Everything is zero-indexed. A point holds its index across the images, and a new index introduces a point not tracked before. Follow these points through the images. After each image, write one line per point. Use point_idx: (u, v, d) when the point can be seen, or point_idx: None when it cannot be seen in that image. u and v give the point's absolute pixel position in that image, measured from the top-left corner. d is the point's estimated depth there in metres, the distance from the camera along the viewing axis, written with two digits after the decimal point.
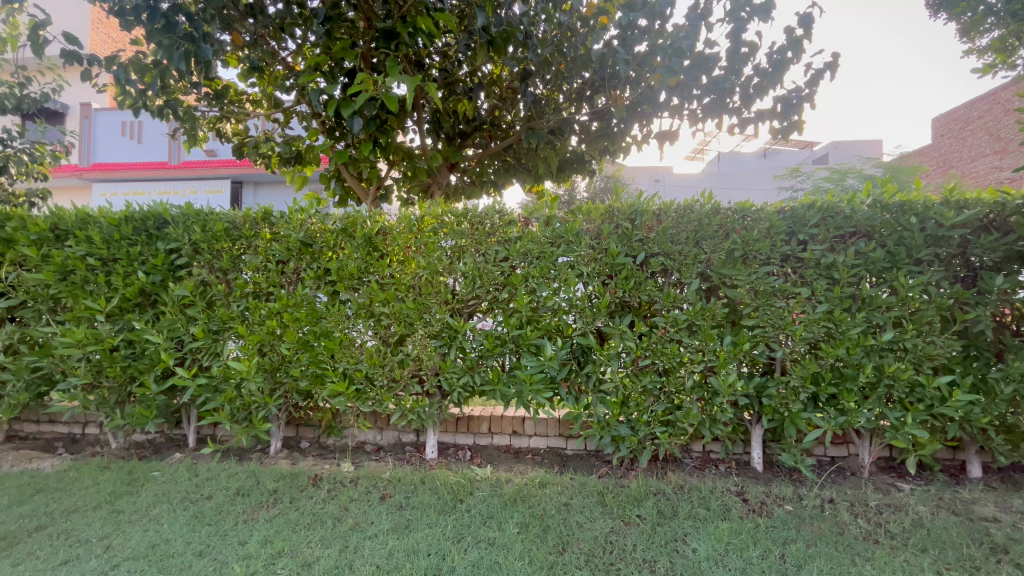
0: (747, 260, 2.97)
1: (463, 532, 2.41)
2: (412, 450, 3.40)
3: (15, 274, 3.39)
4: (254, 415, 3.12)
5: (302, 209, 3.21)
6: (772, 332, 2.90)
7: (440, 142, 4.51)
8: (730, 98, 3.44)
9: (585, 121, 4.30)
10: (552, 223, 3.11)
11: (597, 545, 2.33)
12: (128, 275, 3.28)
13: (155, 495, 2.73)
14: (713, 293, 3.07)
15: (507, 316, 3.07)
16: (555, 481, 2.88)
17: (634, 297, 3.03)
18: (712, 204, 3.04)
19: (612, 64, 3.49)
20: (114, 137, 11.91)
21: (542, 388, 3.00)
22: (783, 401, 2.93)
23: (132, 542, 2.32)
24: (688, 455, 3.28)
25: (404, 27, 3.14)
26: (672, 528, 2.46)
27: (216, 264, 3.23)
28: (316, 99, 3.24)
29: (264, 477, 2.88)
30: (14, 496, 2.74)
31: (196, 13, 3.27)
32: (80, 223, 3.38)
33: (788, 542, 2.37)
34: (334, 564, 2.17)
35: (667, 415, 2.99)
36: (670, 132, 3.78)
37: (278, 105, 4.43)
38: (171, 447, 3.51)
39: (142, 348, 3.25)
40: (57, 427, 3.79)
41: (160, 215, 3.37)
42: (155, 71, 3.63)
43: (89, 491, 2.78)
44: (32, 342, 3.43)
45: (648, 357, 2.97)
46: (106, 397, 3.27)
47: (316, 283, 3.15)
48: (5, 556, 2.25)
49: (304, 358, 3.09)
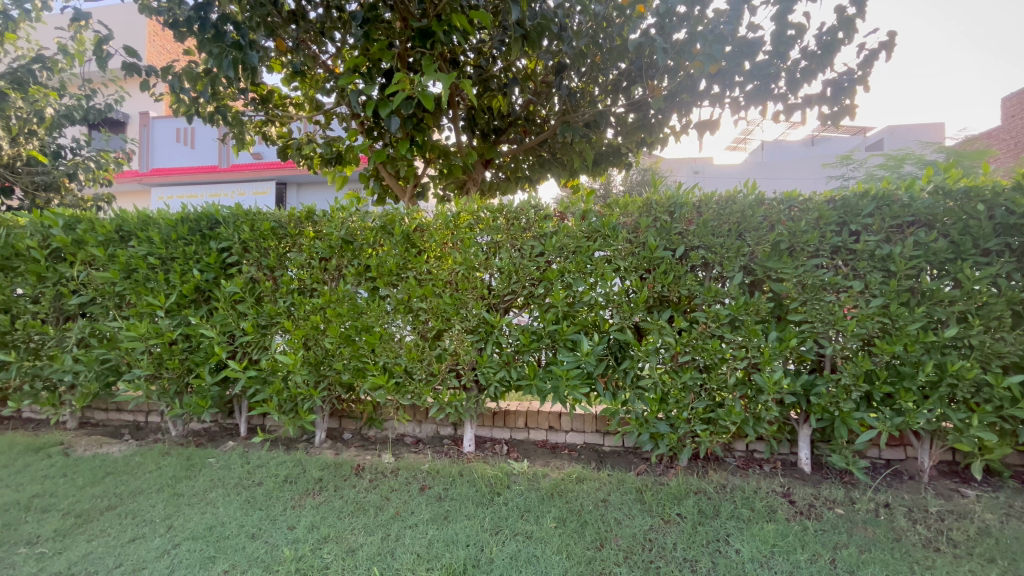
0: (794, 253, 2.85)
1: (501, 524, 2.43)
2: (450, 443, 3.46)
3: (85, 273, 3.65)
4: (300, 407, 3.25)
5: (343, 208, 3.31)
6: (821, 328, 2.78)
7: (476, 139, 4.54)
8: (775, 84, 3.31)
9: (622, 113, 4.22)
10: (588, 218, 3.08)
11: (636, 543, 2.30)
12: (184, 272, 3.47)
13: (211, 480, 2.89)
14: (758, 287, 2.97)
15: (543, 311, 3.07)
16: (592, 477, 2.85)
17: (673, 292, 2.96)
18: (756, 194, 2.93)
19: (649, 54, 3.41)
20: (170, 143, 12.64)
21: (579, 383, 2.98)
22: (832, 399, 2.80)
23: (192, 523, 2.47)
24: (730, 454, 3.18)
25: (439, 25, 3.17)
26: (713, 528, 2.40)
27: (263, 262, 3.38)
28: (355, 99, 3.32)
29: (310, 466, 3.00)
30: (88, 477, 2.97)
31: (243, 22, 3.42)
32: (143, 224, 3.61)
33: (840, 547, 2.27)
34: (376, 551, 2.24)
35: (708, 412, 2.92)
36: (711, 121, 3.67)
37: (319, 107, 4.57)
38: (225, 436, 3.70)
39: (197, 342, 3.44)
40: (124, 414, 4.07)
41: (213, 215, 3.54)
42: (206, 79, 3.82)
43: (153, 474, 2.97)
44: (101, 335, 3.69)
45: (688, 353, 2.91)
46: (166, 387, 3.48)
47: (357, 280, 3.25)
48: (81, 532, 2.44)
49: (346, 352, 3.18)
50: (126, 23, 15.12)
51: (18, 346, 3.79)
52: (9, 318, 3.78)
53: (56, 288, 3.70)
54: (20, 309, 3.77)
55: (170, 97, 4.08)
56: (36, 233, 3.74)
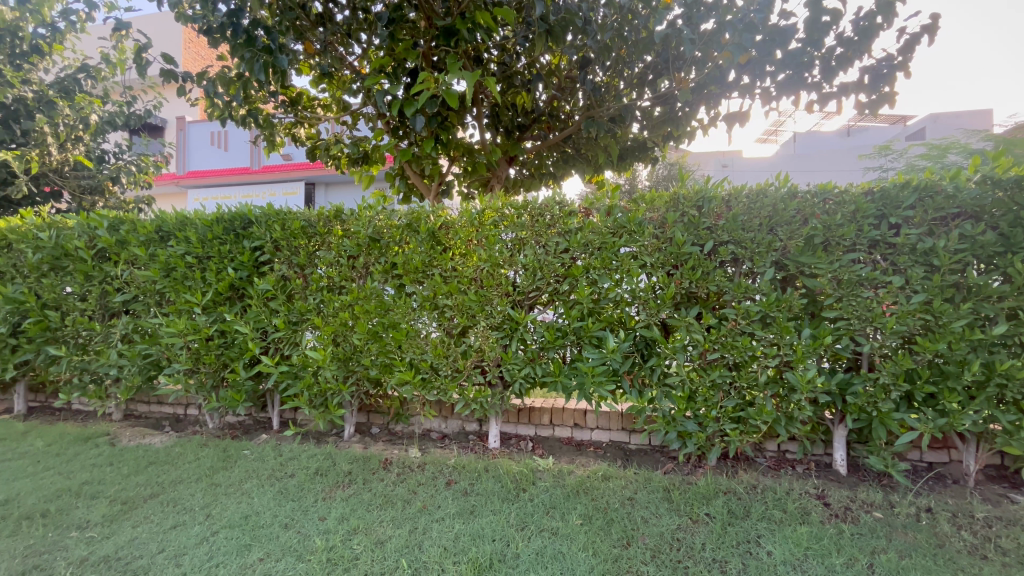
0: (829, 248, 2.75)
1: (527, 520, 2.44)
2: (475, 439, 3.49)
3: (128, 271, 3.82)
4: (330, 401, 3.33)
5: (370, 206, 3.38)
6: (858, 325, 2.68)
7: (500, 136, 4.54)
8: (809, 72, 3.20)
9: (648, 107, 4.16)
10: (614, 214, 3.04)
11: (664, 542, 2.27)
12: (219, 271, 3.60)
13: (246, 471, 2.99)
14: (790, 283, 2.89)
15: (568, 308, 3.06)
16: (618, 475, 2.83)
17: (701, 289, 2.90)
18: (788, 187, 2.84)
19: (676, 45, 3.35)
20: (205, 146, 13.10)
21: (604, 380, 2.96)
22: (870, 399, 2.69)
23: (229, 512, 2.56)
24: (761, 454, 3.11)
25: (463, 23, 3.17)
26: (744, 529, 2.35)
27: (294, 260, 3.47)
28: (381, 99, 3.36)
29: (340, 459, 3.08)
30: (133, 466, 3.12)
31: (273, 26, 3.51)
32: (181, 224, 3.75)
33: (878, 552, 2.19)
34: (404, 543, 2.27)
35: (737, 411, 2.86)
36: (741, 113, 3.58)
37: (346, 108, 4.65)
38: (258, 429, 3.83)
39: (232, 338, 3.56)
40: (165, 407, 4.24)
41: (246, 216, 3.66)
42: (239, 83, 3.93)
43: (192, 465, 3.10)
44: (142, 331, 3.85)
45: (717, 350, 2.85)
46: (203, 381, 3.61)
47: (384, 277, 3.31)
48: (127, 518, 2.56)
49: (373, 348, 3.24)
50: (163, 32, 15.72)
51: (68, 342, 4.00)
52: (60, 314, 4.00)
53: (101, 287, 3.89)
54: (69, 306, 3.97)
55: (205, 101, 4.22)
56: (83, 234, 3.93)
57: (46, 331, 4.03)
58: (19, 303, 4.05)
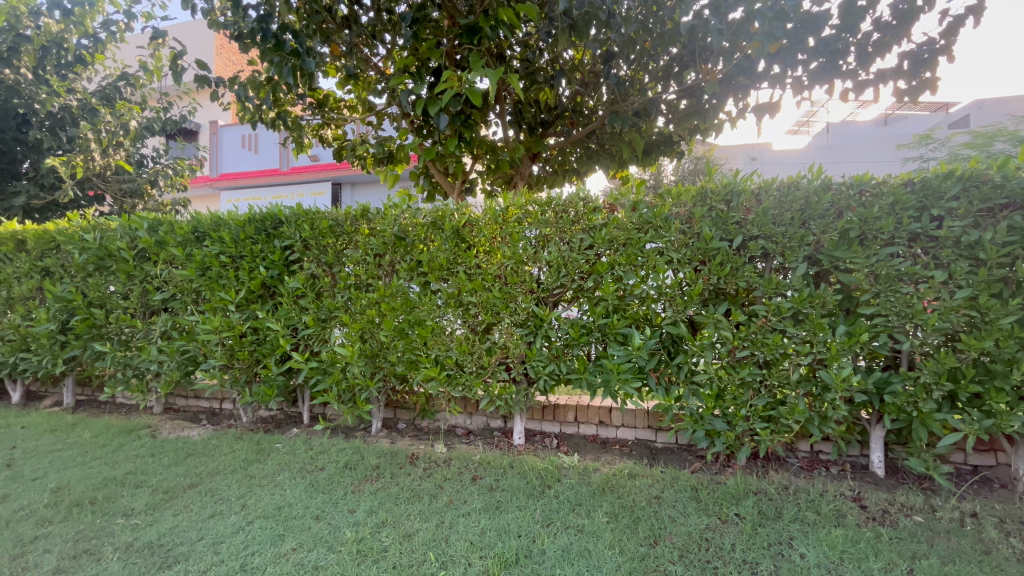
0: (865, 242, 2.65)
1: (553, 517, 2.44)
2: (500, 435, 3.50)
3: (166, 271, 3.98)
4: (358, 396, 3.39)
5: (395, 205, 3.43)
6: (896, 322, 2.57)
7: (523, 133, 4.53)
8: (843, 60, 3.09)
9: (673, 100, 4.09)
10: (639, 209, 3.01)
11: (692, 541, 2.24)
12: (252, 270, 3.71)
13: (278, 464, 3.09)
14: (823, 279, 2.80)
15: (592, 304, 3.04)
16: (645, 473, 2.81)
17: (730, 285, 2.84)
18: (822, 179, 2.74)
19: (703, 36, 3.27)
20: (237, 149, 13.51)
21: (630, 378, 2.92)
22: (909, 399, 2.59)
23: (263, 503, 2.65)
24: (793, 454, 3.03)
25: (486, 20, 3.16)
26: (775, 530, 2.29)
27: (322, 259, 3.55)
28: (406, 99, 3.40)
29: (368, 454, 3.15)
30: (173, 457, 3.25)
31: (301, 30, 3.59)
32: (215, 225, 3.88)
33: (919, 557, 2.10)
34: (431, 537, 2.31)
35: (768, 410, 2.78)
36: (771, 103, 3.48)
37: (371, 108, 4.71)
38: (289, 423, 3.93)
39: (264, 335, 3.66)
40: (201, 401, 4.40)
41: (277, 216, 3.76)
42: (269, 87, 4.04)
43: (228, 457, 3.21)
44: (180, 328, 4.00)
45: (747, 348, 2.79)
46: (237, 376, 3.73)
47: (409, 275, 3.35)
48: (168, 507, 2.67)
49: (400, 345, 3.29)
50: (197, 40, 16.28)
51: (112, 338, 4.19)
52: (105, 312, 4.19)
53: (142, 285, 4.06)
54: (113, 304, 4.16)
55: (237, 105, 4.34)
56: (125, 236, 4.12)
57: (93, 328, 4.24)
58: (67, 301, 4.27)
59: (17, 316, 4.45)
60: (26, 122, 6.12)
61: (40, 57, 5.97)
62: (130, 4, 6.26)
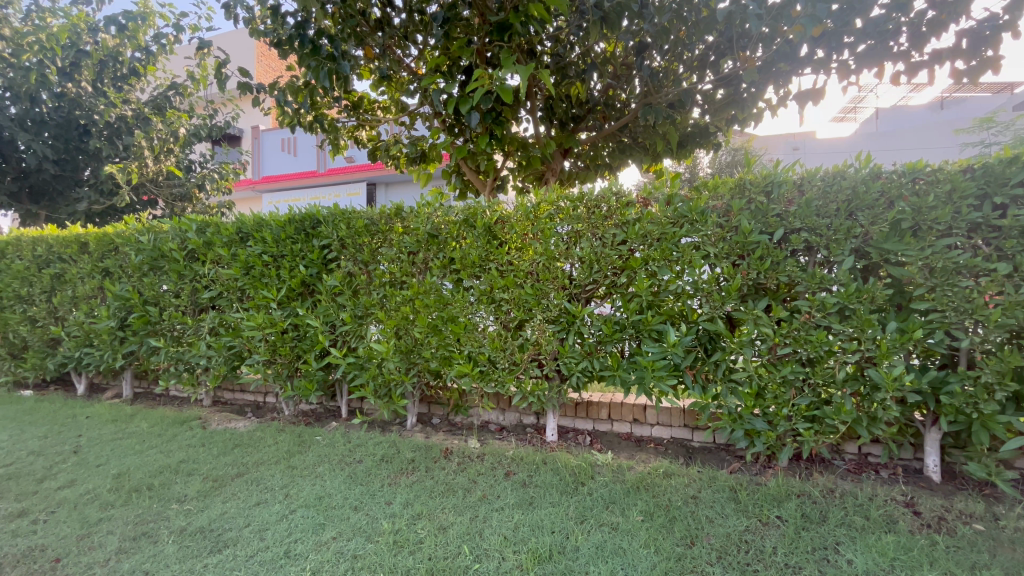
0: (919, 233, 2.50)
1: (586, 514, 2.43)
2: (533, 431, 3.51)
3: (214, 270, 4.17)
4: (393, 391, 3.47)
5: (428, 203, 3.48)
6: (954, 318, 2.42)
7: (554, 129, 4.50)
8: (894, 40, 2.97)
9: (710, 90, 3.97)
10: (674, 203, 2.94)
11: (731, 543, 2.18)
12: (292, 268, 3.85)
13: (319, 455, 3.20)
14: (872, 273, 2.67)
15: (626, 301, 3.01)
16: (681, 473, 2.75)
17: (771, 280, 2.74)
18: (870, 168, 2.61)
19: (741, 22, 3.17)
20: (277, 153, 14.02)
21: (665, 375, 2.86)
22: (969, 400, 2.43)
23: (305, 493, 2.75)
24: (839, 456, 2.90)
25: (517, 16, 3.14)
26: (820, 535, 2.21)
27: (359, 257, 3.65)
28: (438, 98, 3.43)
29: (404, 448, 3.22)
30: (222, 447, 3.42)
31: (336, 35, 3.68)
32: (257, 226, 4.04)
33: (980, 568, 1.98)
34: (465, 530, 2.34)
35: (812, 410, 2.68)
36: (815, 90, 3.34)
37: (404, 108, 4.77)
38: (329, 417, 4.06)
39: (304, 331, 3.79)
40: (247, 394, 4.61)
41: (315, 216, 3.88)
42: (306, 91, 4.18)
43: (272, 448, 3.35)
44: (227, 325, 4.19)
45: (789, 345, 2.69)
46: (280, 371, 3.87)
47: (442, 272, 3.39)
48: (217, 494, 2.81)
49: (433, 341, 3.34)
50: (239, 48, 16.97)
51: (166, 335, 4.43)
52: (158, 310, 4.44)
53: (192, 284, 4.27)
54: (166, 302, 4.40)
55: (277, 110, 4.50)
56: (176, 237, 4.35)
57: (148, 325, 4.49)
58: (125, 300, 4.54)
59: (82, 313, 4.77)
60: (87, 132, 6.53)
61: (98, 71, 6.38)
62: (178, 17, 6.59)
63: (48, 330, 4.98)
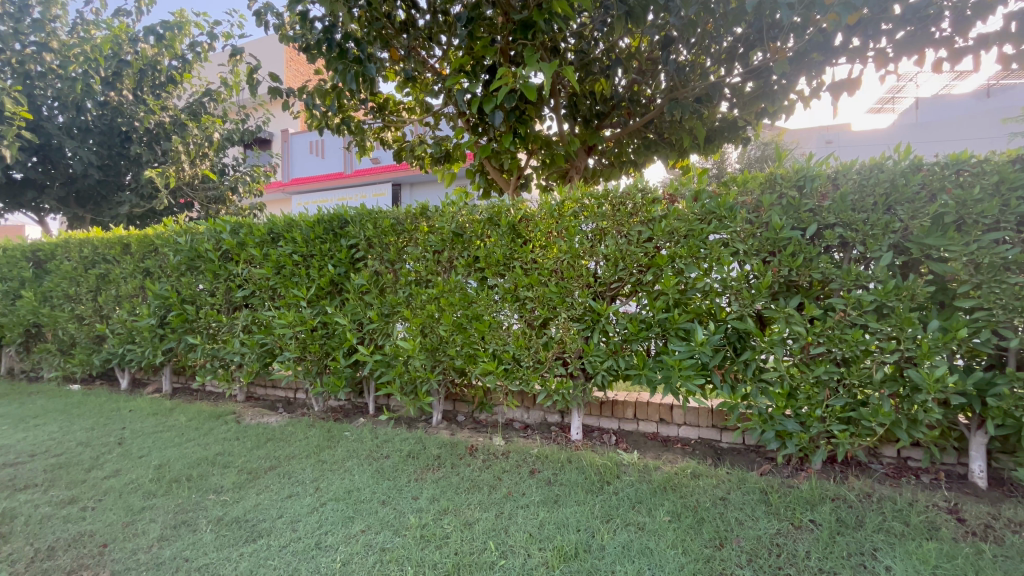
0: (963, 227, 2.39)
1: (612, 513, 2.41)
2: (558, 430, 3.50)
3: (247, 269, 4.30)
4: (419, 389, 3.52)
5: (453, 202, 3.50)
6: (1002, 316, 2.31)
7: (578, 126, 4.47)
8: (936, 26, 2.84)
9: (739, 83, 3.88)
10: (701, 199, 2.88)
11: (762, 546, 2.13)
12: (321, 267, 3.94)
13: (348, 450, 3.27)
14: (912, 269, 2.56)
15: (652, 299, 2.96)
16: (709, 474, 2.71)
17: (803, 277, 2.66)
18: (910, 160, 2.50)
19: (772, 12, 3.08)
20: (306, 155, 14.36)
21: (693, 374, 2.81)
22: (1018, 403, 2.31)
23: (334, 486, 2.81)
24: (876, 460, 2.80)
25: (540, 13, 3.13)
26: (856, 540, 2.13)
27: (385, 256, 3.71)
28: (461, 98, 3.47)
29: (429, 444, 3.26)
30: (255, 441, 3.54)
31: (362, 38, 3.75)
32: (288, 226, 4.15)
33: None
34: (491, 526, 2.35)
35: (847, 412, 2.59)
36: (851, 80, 3.22)
37: (428, 109, 4.82)
38: (357, 413, 4.15)
39: (333, 329, 3.88)
40: (278, 390, 4.74)
41: (342, 216, 3.96)
42: (333, 94, 4.27)
43: (303, 442, 3.45)
44: (259, 323, 4.31)
45: (822, 344, 2.60)
46: (309, 368, 3.97)
47: (467, 270, 3.41)
48: (252, 486, 2.90)
49: (458, 339, 3.37)
50: (269, 53, 17.47)
51: (202, 332, 4.59)
52: (195, 308, 4.61)
53: (226, 284, 4.42)
54: (202, 301, 4.56)
55: (306, 113, 4.61)
56: (212, 238, 4.51)
57: (186, 322, 4.67)
58: (164, 299, 4.73)
59: (125, 312, 5.00)
60: (128, 139, 6.83)
61: (138, 80, 6.66)
62: (212, 26, 6.82)
63: (94, 327, 5.24)
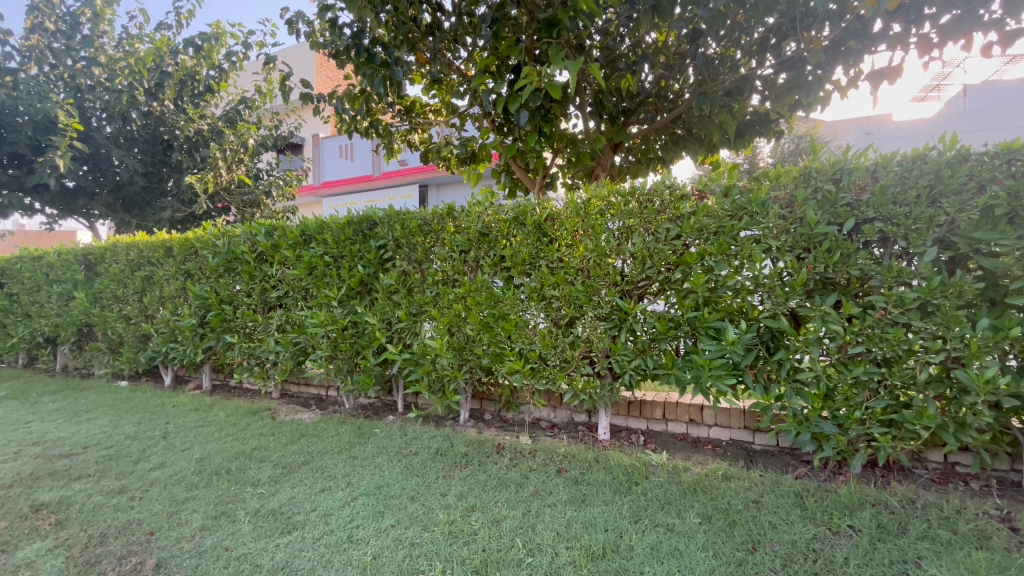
0: (1016, 220, 2.27)
1: (641, 514, 2.38)
2: (585, 429, 3.49)
3: (281, 270, 4.44)
4: (447, 387, 3.56)
5: (479, 202, 3.53)
6: None
7: (604, 123, 4.43)
8: (985, 8, 2.68)
9: (771, 75, 3.78)
10: (732, 194, 2.82)
11: (797, 551, 2.07)
12: (351, 268, 4.03)
13: (378, 447, 3.34)
14: (959, 265, 2.44)
15: (681, 297, 2.91)
16: (741, 476, 2.65)
17: (840, 274, 2.56)
18: (957, 150, 2.38)
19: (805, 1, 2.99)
20: (336, 158, 14.71)
21: (723, 374, 2.75)
22: None
23: (365, 482, 2.88)
24: (921, 465, 2.67)
25: (565, 12, 3.05)
26: (898, 547, 2.04)
27: (412, 256, 3.78)
28: (487, 98, 3.49)
29: (457, 442, 3.30)
30: (290, 437, 3.65)
31: (389, 42, 3.82)
32: (319, 228, 4.26)
33: None
34: (518, 524, 2.36)
35: (889, 414, 2.49)
36: (892, 68, 3.09)
37: (454, 110, 4.86)
38: (386, 411, 4.22)
39: (363, 328, 3.96)
40: (311, 388, 4.88)
41: (371, 217, 4.04)
42: (362, 98, 4.37)
43: (335, 439, 3.54)
44: (293, 323, 4.44)
45: (862, 344, 2.50)
46: (340, 366, 4.06)
47: (493, 270, 3.43)
48: (287, 480, 3.00)
49: (485, 338, 3.39)
50: (301, 61, 17.96)
51: (239, 331, 4.77)
52: (232, 308, 4.77)
53: (262, 284, 4.57)
54: (239, 301, 4.73)
55: (336, 117, 4.73)
56: (248, 241, 4.67)
57: (224, 322, 4.85)
58: (204, 299, 4.93)
59: (168, 312, 5.23)
60: (170, 146, 7.14)
61: (179, 89, 6.95)
62: (246, 35, 7.06)
63: (140, 327, 5.50)
